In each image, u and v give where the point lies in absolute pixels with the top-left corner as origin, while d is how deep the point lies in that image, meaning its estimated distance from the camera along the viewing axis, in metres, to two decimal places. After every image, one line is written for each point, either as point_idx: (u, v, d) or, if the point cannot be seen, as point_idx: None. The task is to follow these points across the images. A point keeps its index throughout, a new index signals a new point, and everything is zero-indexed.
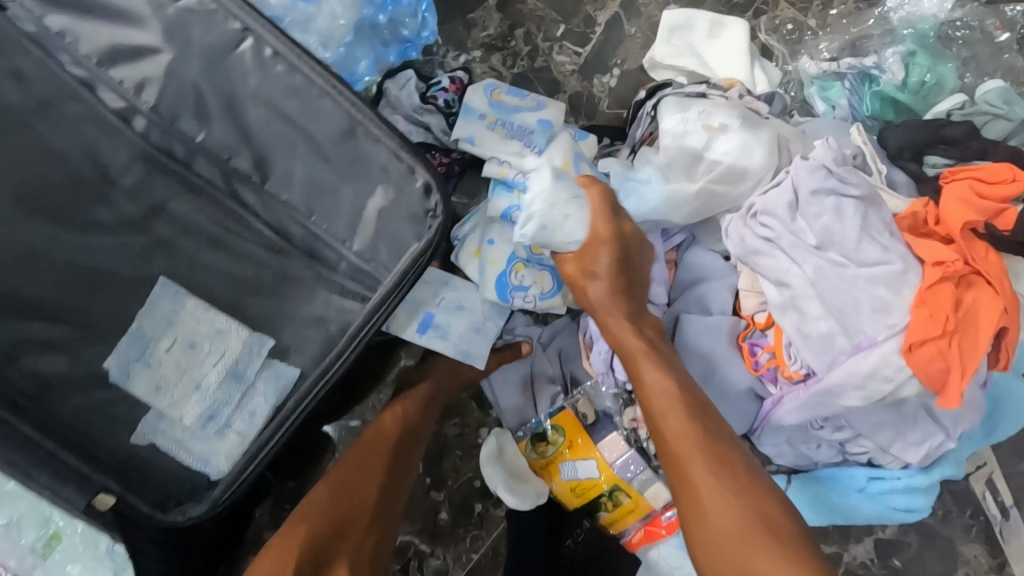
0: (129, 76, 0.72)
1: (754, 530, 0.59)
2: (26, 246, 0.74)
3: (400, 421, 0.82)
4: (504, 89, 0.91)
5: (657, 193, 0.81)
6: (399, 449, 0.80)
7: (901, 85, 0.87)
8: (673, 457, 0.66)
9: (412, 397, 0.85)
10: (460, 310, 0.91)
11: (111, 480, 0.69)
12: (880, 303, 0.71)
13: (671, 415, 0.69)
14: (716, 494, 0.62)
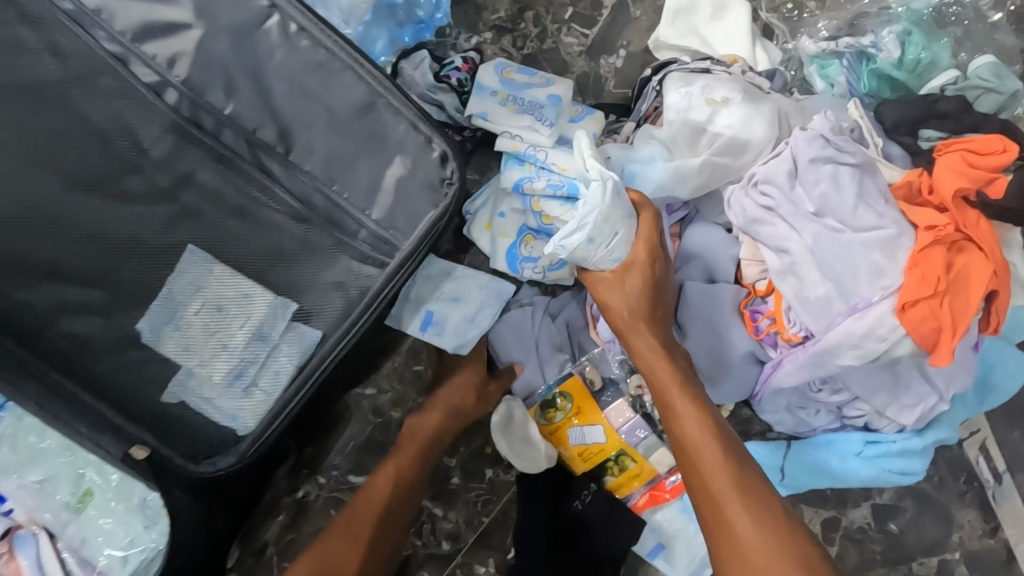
0: (162, 51, 0.78)
1: (785, 560, 0.62)
2: (60, 214, 0.77)
3: (399, 475, 0.84)
4: (513, 67, 0.95)
5: (661, 170, 0.85)
6: (396, 501, 0.83)
7: (898, 63, 0.91)
8: (703, 488, 0.68)
9: (421, 430, 0.89)
10: (456, 301, 0.97)
11: (144, 433, 0.74)
12: (875, 268, 0.75)
13: (701, 444, 0.71)
14: (749, 525, 0.64)
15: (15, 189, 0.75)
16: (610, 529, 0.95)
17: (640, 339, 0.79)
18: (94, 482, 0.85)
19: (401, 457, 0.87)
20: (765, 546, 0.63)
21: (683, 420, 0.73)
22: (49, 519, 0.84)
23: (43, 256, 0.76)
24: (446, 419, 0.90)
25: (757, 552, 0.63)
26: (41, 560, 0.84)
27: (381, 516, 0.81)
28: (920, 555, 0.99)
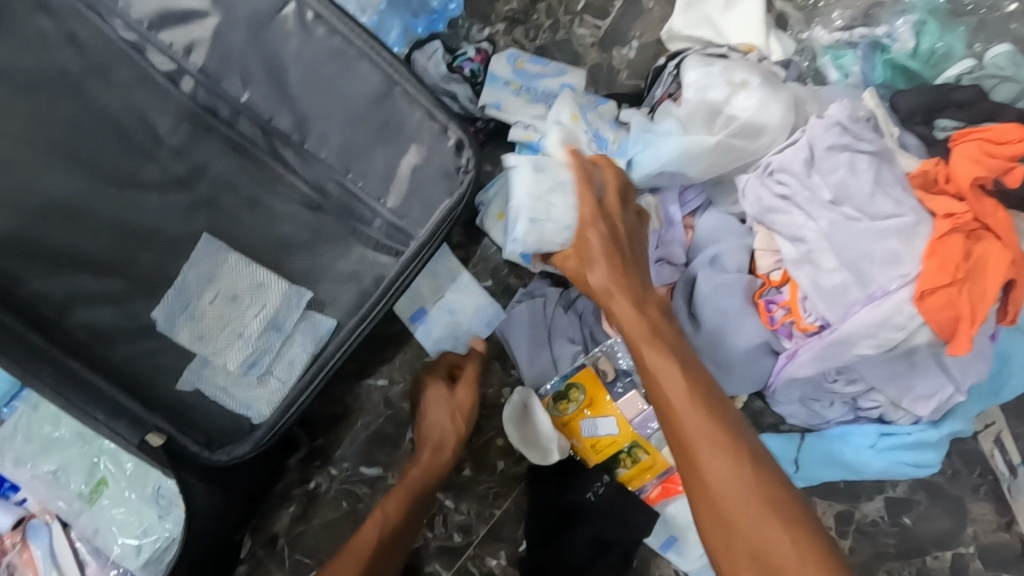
0: (179, 39, 0.78)
1: (770, 519, 0.58)
2: (76, 202, 0.77)
3: (388, 524, 0.81)
4: (526, 58, 0.97)
5: (674, 144, 0.85)
6: (385, 550, 0.80)
7: (913, 53, 0.91)
8: (682, 445, 0.64)
9: (415, 472, 0.86)
10: (450, 312, 0.97)
11: (161, 421, 0.74)
12: (892, 254, 0.76)
13: (677, 399, 0.66)
14: (730, 482, 0.60)
15: (31, 178, 0.75)
16: (623, 520, 0.94)
17: (614, 297, 0.76)
18: (108, 471, 0.85)
19: (392, 501, 0.83)
20: (746, 505, 0.59)
21: (659, 376, 0.69)
22: (63, 507, 0.84)
23: (60, 243, 0.75)
24: (440, 456, 0.88)
25: (740, 511, 0.59)
26: (54, 550, 0.85)
27: (371, 568, 0.78)
28: (932, 548, 0.98)
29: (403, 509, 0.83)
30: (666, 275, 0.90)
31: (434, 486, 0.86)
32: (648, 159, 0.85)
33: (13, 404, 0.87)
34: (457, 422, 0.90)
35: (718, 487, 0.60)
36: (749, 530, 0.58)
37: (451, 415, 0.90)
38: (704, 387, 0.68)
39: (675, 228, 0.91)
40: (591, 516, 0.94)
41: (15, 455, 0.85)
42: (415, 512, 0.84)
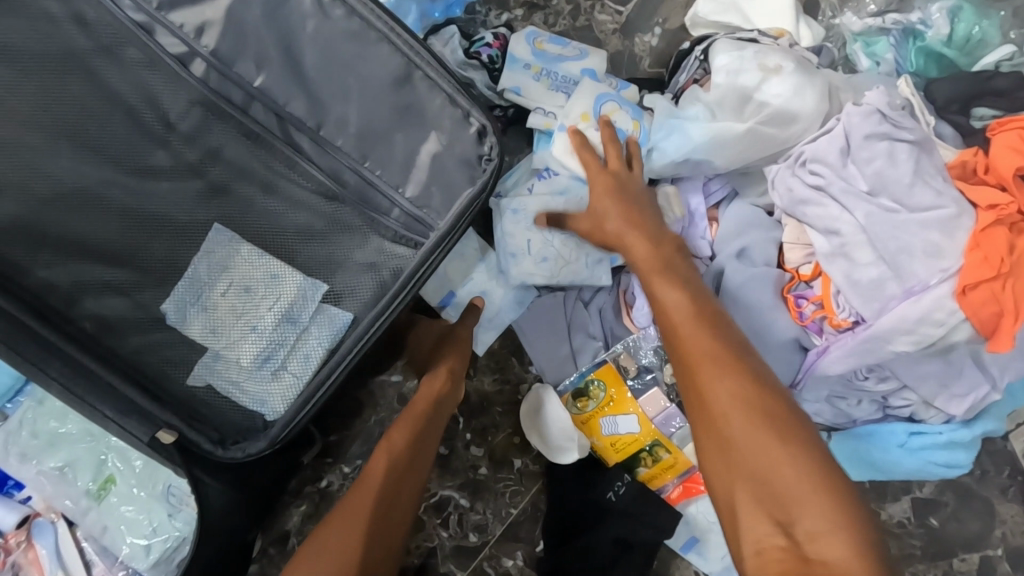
0: (191, 20, 0.75)
1: (767, 434, 0.56)
2: (86, 189, 0.74)
3: (394, 453, 0.74)
4: (546, 37, 0.93)
5: (701, 131, 0.83)
6: (397, 481, 0.72)
7: (947, 40, 0.87)
8: (684, 362, 0.64)
9: (418, 399, 0.79)
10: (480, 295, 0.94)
11: (174, 417, 0.71)
12: (932, 247, 0.74)
13: (681, 321, 0.67)
14: (729, 396, 0.59)
15: (38, 164, 0.72)
16: (645, 520, 0.91)
17: (626, 238, 0.78)
18: (116, 468, 0.83)
19: (398, 432, 0.76)
20: (736, 413, 0.57)
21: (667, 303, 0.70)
22: (70, 505, 0.82)
23: (69, 232, 0.73)
24: (435, 385, 0.81)
25: (737, 424, 0.57)
26: (60, 549, 0.82)
27: (383, 498, 0.69)
28: (959, 550, 0.95)
29: (410, 440, 0.76)
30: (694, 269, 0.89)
31: (437, 418, 0.80)
32: (676, 147, 0.83)
33: (17, 399, 0.85)
34: (454, 359, 0.84)
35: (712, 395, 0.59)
36: (743, 443, 0.56)
37: (449, 353, 0.85)
38: (714, 316, 0.68)
39: (698, 222, 0.89)
40: (612, 515, 0.90)
41: (21, 451, 0.83)
42: (424, 441, 0.77)
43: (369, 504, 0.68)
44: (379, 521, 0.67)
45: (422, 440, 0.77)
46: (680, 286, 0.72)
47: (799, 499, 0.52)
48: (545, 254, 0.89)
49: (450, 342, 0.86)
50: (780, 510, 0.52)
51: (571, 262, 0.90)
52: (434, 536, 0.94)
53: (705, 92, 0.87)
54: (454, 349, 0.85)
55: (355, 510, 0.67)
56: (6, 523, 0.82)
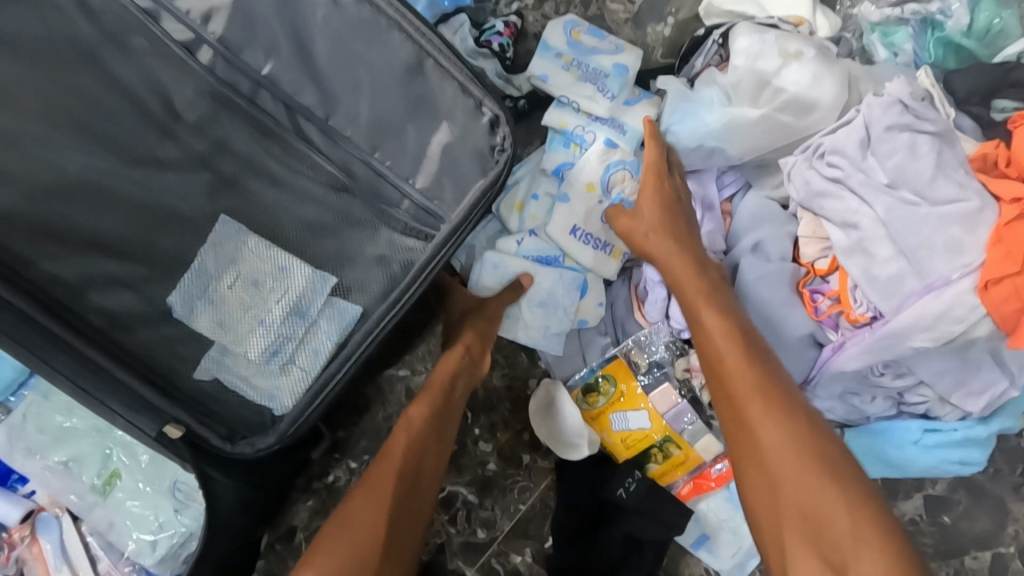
0: (197, 6, 0.73)
1: (820, 479, 0.58)
2: (91, 179, 0.73)
3: (414, 428, 0.73)
4: (584, 28, 0.92)
5: (715, 115, 0.84)
6: (420, 456, 0.72)
7: (967, 30, 0.85)
8: (726, 395, 0.67)
9: (438, 373, 0.79)
10: (499, 266, 0.87)
11: (183, 412, 0.70)
12: (954, 243, 0.73)
13: (725, 352, 0.70)
14: (782, 445, 0.61)
15: (44, 154, 0.71)
16: (656, 517, 0.90)
17: (665, 260, 0.79)
18: (122, 463, 0.81)
19: (418, 405, 0.76)
20: (789, 449, 0.61)
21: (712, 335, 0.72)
22: (76, 500, 0.81)
23: (74, 224, 0.71)
24: (452, 361, 0.80)
25: (795, 472, 0.60)
26: (66, 545, 0.82)
27: (406, 472, 0.70)
28: (972, 547, 0.94)
29: (430, 413, 0.75)
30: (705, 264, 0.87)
31: (459, 391, 0.80)
32: (688, 129, 0.84)
33: (21, 393, 0.84)
34: (472, 334, 0.82)
35: (761, 432, 0.63)
36: (805, 494, 0.58)
37: (471, 326, 0.83)
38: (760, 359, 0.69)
39: (710, 216, 0.88)
40: (624, 512, 0.90)
41: (27, 445, 0.81)
42: (446, 415, 0.77)
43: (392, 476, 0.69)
44: (403, 497, 0.69)
45: (444, 413, 0.77)
46: (726, 320, 0.73)
47: (854, 543, 0.55)
48: (511, 313, 0.89)
49: (475, 317, 0.84)
50: (833, 554, 0.55)
51: (532, 327, 0.89)
52: (442, 532, 0.93)
53: (722, 74, 0.87)
54: (481, 320, 0.83)
55: (383, 480, 0.69)
56: (9, 518, 0.81)
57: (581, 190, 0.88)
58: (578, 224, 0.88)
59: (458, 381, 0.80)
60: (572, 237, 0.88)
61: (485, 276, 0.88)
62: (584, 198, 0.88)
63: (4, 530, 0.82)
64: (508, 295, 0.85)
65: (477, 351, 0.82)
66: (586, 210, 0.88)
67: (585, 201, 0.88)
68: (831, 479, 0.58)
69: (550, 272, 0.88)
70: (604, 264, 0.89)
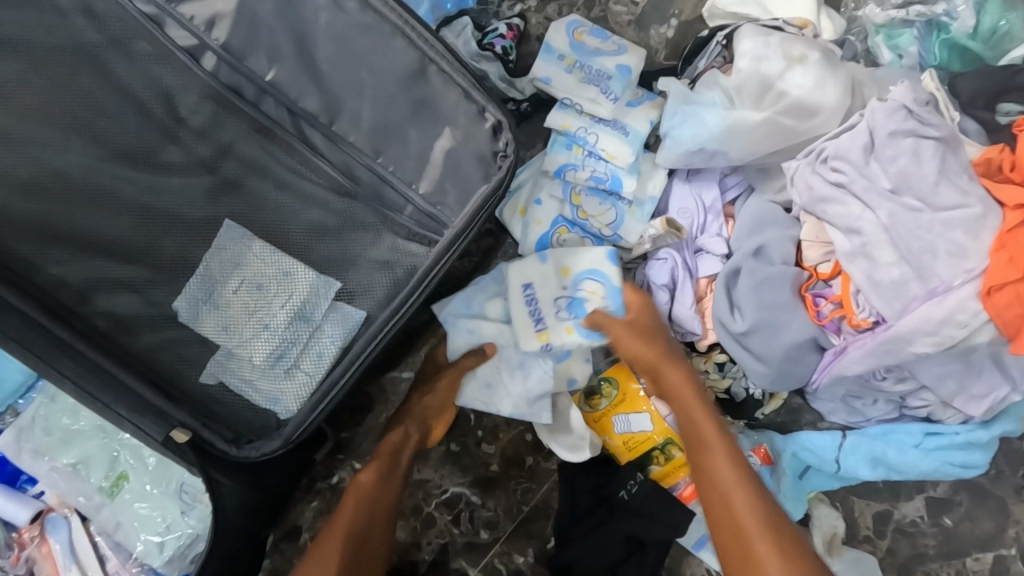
0: (201, 12, 0.73)
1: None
2: (94, 185, 0.73)
3: (363, 494, 0.77)
4: (586, 29, 0.92)
5: (718, 118, 0.83)
6: (368, 518, 0.76)
7: (973, 32, 0.85)
8: (743, 552, 0.70)
9: (386, 443, 0.81)
10: (474, 332, 0.85)
11: (187, 416, 0.71)
12: (956, 248, 0.73)
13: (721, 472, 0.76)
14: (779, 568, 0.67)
15: (50, 159, 0.71)
16: (659, 518, 0.90)
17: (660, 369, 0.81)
18: (130, 465, 0.83)
19: (366, 470, 0.79)
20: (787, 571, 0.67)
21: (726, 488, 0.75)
22: (83, 502, 0.82)
23: (81, 228, 0.72)
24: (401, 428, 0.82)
25: None
26: (74, 544, 0.83)
27: (353, 539, 0.74)
28: (972, 549, 0.94)
29: (379, 478, 0.78)
30: (708, 266, 0.88)
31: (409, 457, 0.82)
32: (689, 134, 0.83)
33: (29, 396, 0.85)
34: (421, 403, 0.85)
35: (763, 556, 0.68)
36: None
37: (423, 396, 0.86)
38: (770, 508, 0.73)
39: (711, 218, 0.89)
40: (625, 514, 0.90)
41: (35, 447, 0.82)
42: (393, 483, 0.79)
43: (339, 542, 0.73)
44: (350, 563, 0.73)
45: (392, 477, 0.80)
46: (738, 473, 0.75)
47: None
48: (491, 380, 0.87)
49: (428, 386, 0.86)
50: None
51: (513, 395, 0.86)
52: (445, 532, 0.94)
53: (725, 77, 0.85)
54: (436, 391, 0.86)
55: (332, 543, 0.73)
56: (19, 518, 0.82)
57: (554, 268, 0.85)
58: (531, 282, 0.84)
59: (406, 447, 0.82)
60: (518, 292, 0.84)
61: (460, 342, 0.86)
62: (552, 277, 0.84)
63: (14, 529, 0.83)
64: (470, 360, 0.86)
65: (424, 418, 0.85)
66: (551, 287, 0.84)
67: (553, 283, 0.84)
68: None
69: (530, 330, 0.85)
70: (525, 337, 0.83)
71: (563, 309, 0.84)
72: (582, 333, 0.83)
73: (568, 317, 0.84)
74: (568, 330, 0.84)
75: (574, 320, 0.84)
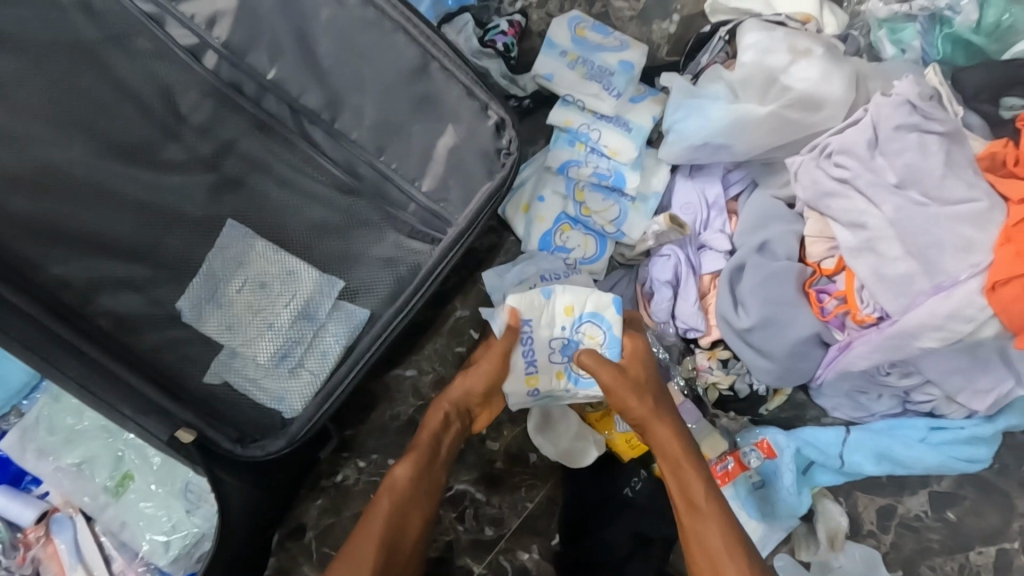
0: (202, 11, 0.73)
1: None
2: (96, 184, 0.73)
3: (399, 490, 0.75)
4: (588, 25, 0.91)
5: (722, 111, 0.83)
6: (404, 513, 0.75)
7: (976, 26, 0.84)
8: None
9: (421, 433, 0.80)
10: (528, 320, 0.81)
11: (190, 415, 0.70)
12: (963, 242, 0.73)
13: (700, 520, 0.72)
14: None
15: (53, 158, 0.71)
16: (664, 515, 0.90)
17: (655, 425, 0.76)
18: (134, 465, 0.82)
19: (403, 465, 0.77)
20: None
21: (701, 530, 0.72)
22: (89, 501, 0.82)
23: (84, 227, 0.72)
24: (438, 418, 0.80)
25: None
26: (79, 544, 0.83)
27: (387, 540, 0.72)
28: (977, 543, 0.94)
29: (413, 472, 0.77)
30: (712, 261, 0.88)
31: (446, 451, 0.81)
32: (694, 128, 0.83)
33: (33, 396, 0.85)
34: (462, 386, 0.82)
35: None
36: None
37: (461, 379, 0.82)
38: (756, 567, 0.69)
39: (714, 213, 0.89)
40: (630, 511, 0.90)
41: (39, 447, 0.82)
42: (428, 476, 0.78)
43: (375, 542, 0.71)
44: (385, 563, 0.71)
45: (427, 473, 0.78)
46: (720, 518, 0.72)
47: None
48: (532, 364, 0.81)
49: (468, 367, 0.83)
50: None
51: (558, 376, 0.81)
52: (450, 530, 0.94)
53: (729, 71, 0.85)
54: (475, 371, 0.81)
55: (367, 539, 0.71)
56: (24, 519, 0.82)
57: (558, 306, 0.81)
58: (528, 318, 0.81)
59: (443, 436, 0.81)
60: (515, 329, 0.81)
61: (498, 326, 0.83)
62: (555, 315, 0.81)
63: (18, 530, 0.83)
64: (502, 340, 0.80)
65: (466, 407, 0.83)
66: (547, 325, 0.81)
67: (554, 319, 0.81)
68: None
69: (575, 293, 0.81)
70: (513, 378, 0.81)
71: (557, 351, 0.81)
72: (572, 378, 0.81)
73: (561, 359, 0.81)
74: (560, 374, 0.81)
75: (566, 365, 0.81)
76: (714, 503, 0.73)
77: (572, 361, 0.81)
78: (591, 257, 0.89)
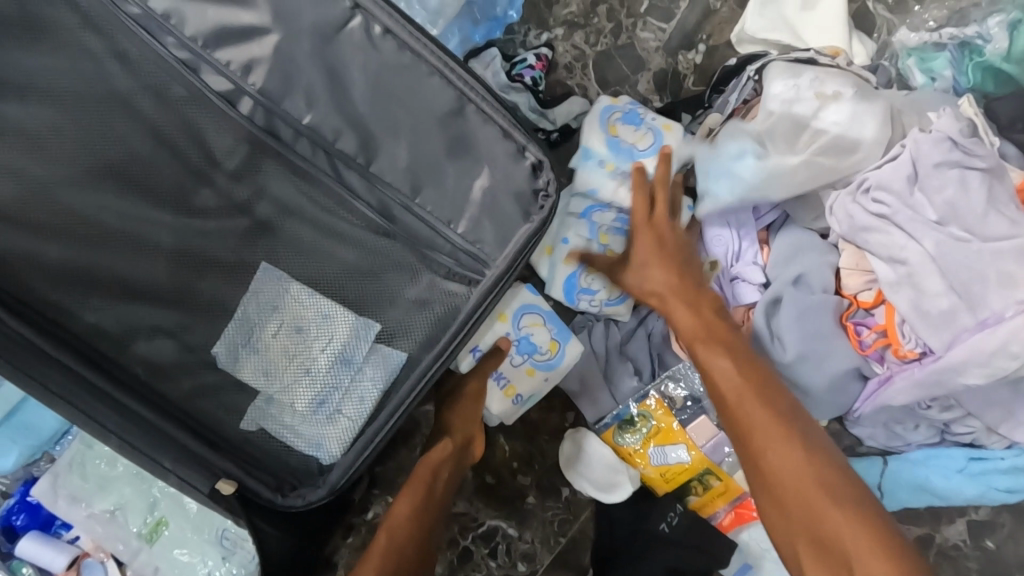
0: (236, 57, 0.73)
1: (822, 496, 0.60)
2: (129, 230, 0.72)
3: (397, 525, 0.73)
4: (618, 116, 0.87)
5: (751, 168, 0.82)
6: (402, 551, 0.71)
7: (1006, 55, 0.84)
8: (749, 457, 0.65)
9: (421, 466, 0.78)
10: (477, 349, 0.84)
11: (230, 465, 0.70)
12: (1007, 277, 0.72)
13: (730, 389, 0.69)
14: (774, 442, 0.64)
15: (87, 208, 0.71)
16: (700, 549, 0.89)
17: (672, 298, 0.78)
18: (166, 511, 0.81)
19: (402, 500, 0.75)
20: (792, 466, 0.62)
21: (734, 397, 0.68)
22: (122, 548, 0.81)
23: (119, 275, 0.71)
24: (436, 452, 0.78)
25: (796, 495, 0.61)
26: None
27: None
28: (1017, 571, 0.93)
29: (414, 507, 0.74)
30: (747, 297, 0.85)
31: (450, 487, 0.79)
32: (727, 189, 0.82)
33: (64, 441, 0.84)
34: (458, 416, 0.82)
35: (769, 460, 0.63)
36: (815, 523, 0.59)
37: (455, 408, 0.83)
38: (792, 421, 0.65)
39: (748, 246, 0.86)
40: (665, 546, 0.89)
41: (71, 493, 0.81)
42: (431, 511, 0.75)
43: None
44: None
45: (428, 508, 0.75)
46: (741, 373, 0.70)
47: (848, 545, 0.57)
48: (501, 374, 0.86)
49: (457, 397, 0.84)
50: (841, 564, 0.57)
51: (532, 377, 0.86)
52: (482, 566, 0.93)
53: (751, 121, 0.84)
54: (466, 399, 0.83)
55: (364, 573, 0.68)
56: (55, 565, 0.81)
57: (490, 319, 0.85)
58: (477, 343, 0.84)
59: (443, 471, 0.78)
60: (471, 358, 0.84)
61: (469, 364, 0.84)
62: (496, 326, 0.85)
63: None
64: (492, 361, 0.83)
65: (464, 439, 0.81)
66: (495, 337, 0.85)
67: (501, 330, 0.85)
68: (832, 495, 0.60)
69: (510, 295, 0.86)
70: (495, 401, 0.86)
71: (514, 355, 0.86)
72: (543, 368, 0.86)
73: (523, 360, 0.86)
74: (529, 371, 0.86)
75: (530, 361, 0.86)
76: (744, 367, 0.70)
77: (533, 354, 0.86)
78: (615, 299, 0.89)
